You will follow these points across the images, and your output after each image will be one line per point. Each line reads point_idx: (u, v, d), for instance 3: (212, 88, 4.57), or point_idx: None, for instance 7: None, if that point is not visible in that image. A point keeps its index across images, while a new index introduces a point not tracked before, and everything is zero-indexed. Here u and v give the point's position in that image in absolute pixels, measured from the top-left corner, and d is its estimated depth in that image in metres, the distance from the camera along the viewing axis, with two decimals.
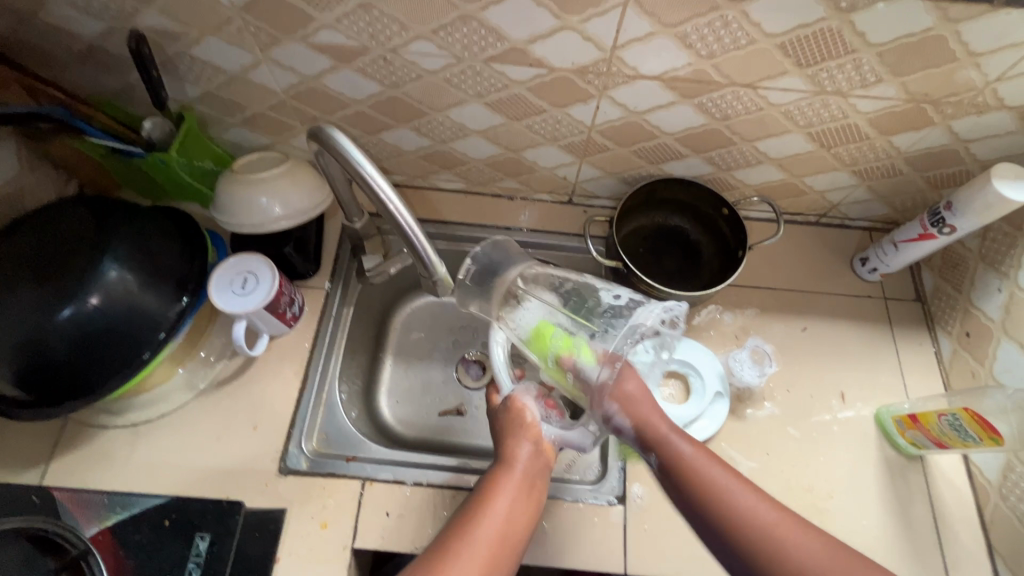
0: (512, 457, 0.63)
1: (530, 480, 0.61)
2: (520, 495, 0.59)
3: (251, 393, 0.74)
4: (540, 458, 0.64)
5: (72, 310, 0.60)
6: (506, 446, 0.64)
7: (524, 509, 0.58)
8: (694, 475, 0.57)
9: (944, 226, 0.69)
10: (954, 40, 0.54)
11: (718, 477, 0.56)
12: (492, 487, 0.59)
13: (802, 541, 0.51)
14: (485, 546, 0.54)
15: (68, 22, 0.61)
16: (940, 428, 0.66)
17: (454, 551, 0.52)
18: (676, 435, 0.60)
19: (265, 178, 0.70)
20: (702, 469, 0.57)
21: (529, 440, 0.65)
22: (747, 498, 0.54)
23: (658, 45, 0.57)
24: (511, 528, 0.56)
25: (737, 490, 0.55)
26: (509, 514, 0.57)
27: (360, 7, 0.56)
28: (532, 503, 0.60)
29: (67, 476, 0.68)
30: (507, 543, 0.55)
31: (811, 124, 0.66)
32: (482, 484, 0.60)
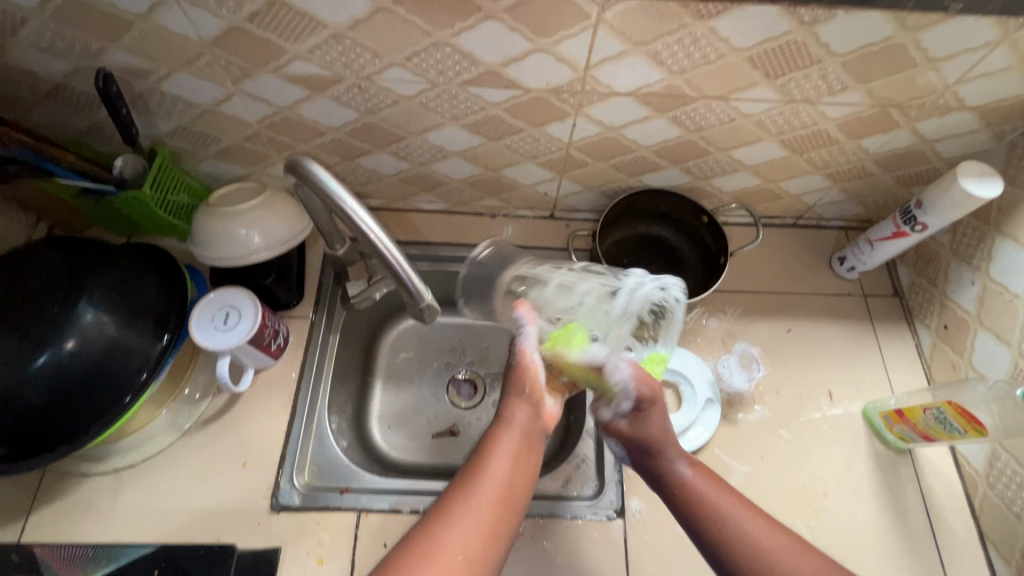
0: (510, 420, 0.60)
1: (527, 441, 0.59)
2: (519, 458, 0.57)
3: (239, 429, 0.73)
4: (537, 418, 0.62)
5: (47, 357, 0.58)
6: (504, 411, 0.61)
7: (522, 473, 0.56)
8: (696, 497, 0.57)
9: (916, 224, 0.71)
10: (914, 48, 0.56)
11: (720, 500, 0.56)
12: (489, 450, 0.57)
13: (792, 556, 0.51)
14: (484, 512, 0.52)
15: (32, 63, 0.60)
16: (926, 422, 0.67)
17: (454, 514, 0.51)
18: (680, 457, 0.60)
19: (242, 210, 0.69)
20: (704, 492, 0.58)
21: (529, 404, 0.61)
22: (747, 522, 0.54)
23: (630, 63, 0.58)
24: (511, 490, 0.55)
25: (737, 512, 0.55)
26: (509, 478, 0.55)
27: (332, 37, 0.56)
28: (530, 462, 0.58)
29: (49, 529, 0.65)
30: (507, 502, 0.54)
31: (782, 131, 0.67)
32: (477, 448, 0.58)
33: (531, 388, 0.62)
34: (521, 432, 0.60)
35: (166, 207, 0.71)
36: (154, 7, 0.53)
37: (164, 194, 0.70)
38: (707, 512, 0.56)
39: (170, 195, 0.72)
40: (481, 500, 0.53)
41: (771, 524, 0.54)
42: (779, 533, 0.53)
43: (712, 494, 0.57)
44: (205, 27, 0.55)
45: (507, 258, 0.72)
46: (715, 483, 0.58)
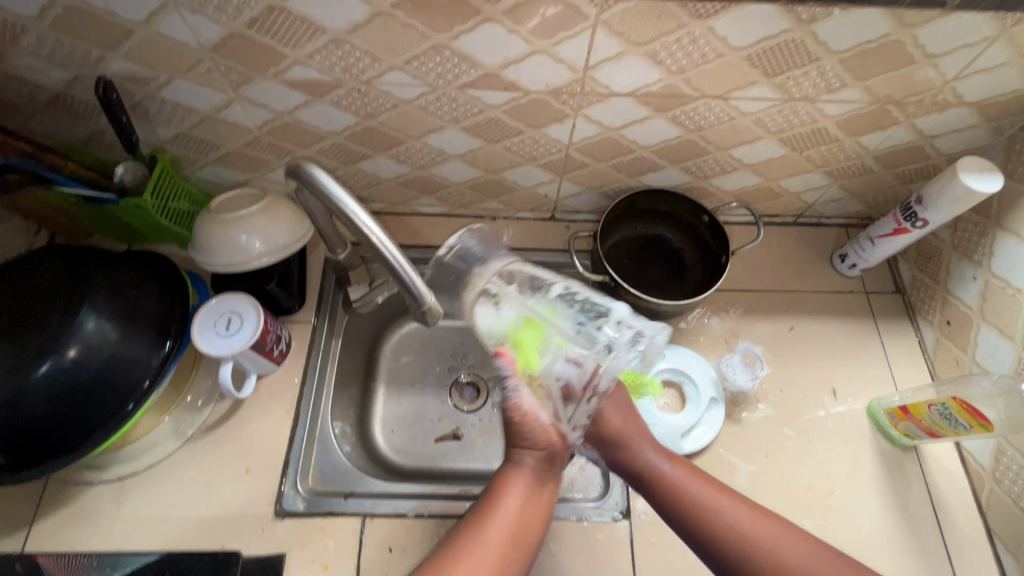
0: (519, 461, 0.59)
1: (538, 486, 0.58)
2: (529, 503, 0.56)
3: (241, 435, 0.72)
4: (550, 460, 0.60)
5: (49, 366, 0.58)
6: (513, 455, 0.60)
7: (533, 516, 0.55)
8: (680, 491, 0.57)
9: (917, 220, 0.71)
10: (911, 44, 0.56)
11: (715, 502, 0.56)
12: (497, 490, 0.57)
13: (778, 543, 0.53)
14: (490, 554, 0.52)
15: (32, 72, 0.60)
16: (931, 419, 0.67)
17: (462, 558, 0.51)
18: (660, 456, 0.60)
19: (243, 216, 0.69)
20: (688, 487, 0.57)
21: (538, 447, 0.60)
22: (745, 521, 0.54)
23: (629, 64, 0.58)
24: (518, 535, 0.54)
25: (721, 504, 0.55)
26: (516, 524, 0.54)
27: (331, 42, 0.56)
28: (540, 508, 0.57)
29: (52, 538, 0.65)
30: (514, 545, 0.53)
31: (782, 130, 0.67)
32: (489, 486, 0.58)
33: (536, 431, 0.59)
34: (532, 477, 0.58)
35: (166, 214, 0.71)
36: (154, 15, 0.54)
37: (165, 201, 0.71)
38: (694, 507, 0.56)
39: (171, 202, 0.72)
40: (489, 542, 0.52)
41: (759, 515, 0.55)
42: (770, 524, 0.54)
43: (700, 492, 0.57)
44: (205, 34, 0.56)
45: (479, 258, 0.66)
46: (698, 478, 0.58)
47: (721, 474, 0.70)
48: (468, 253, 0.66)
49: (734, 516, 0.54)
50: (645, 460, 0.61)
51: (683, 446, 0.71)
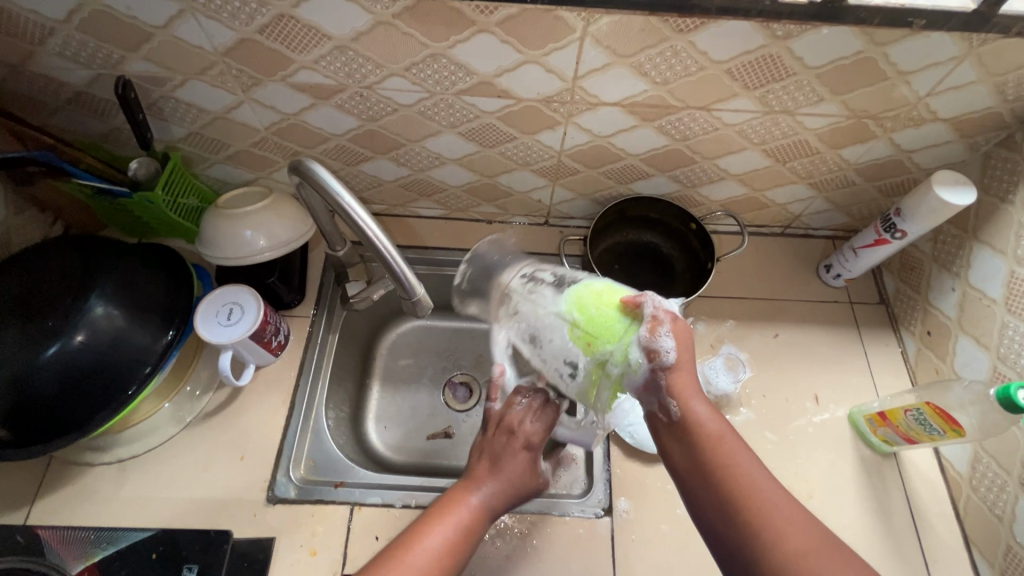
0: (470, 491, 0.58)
1: (474, 527, 0.56)
2: (461, 536, 0.55)
3: (238, 423, 0.75)
4: (494, 505, 0.58)
5: (57, 348, 0.61)
6: (458, 488, 0.59)
7: (462, 548, 0.54)
8: (716, 448, 0.48)
9: (897, 231, 0.73)
10: (883, 62, 0.59)
11: (747, 462, 0.47)
12: (429, 522, 0.55)
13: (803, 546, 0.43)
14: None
15: (57, 71, 0.64)
16: (907, 424, 0.69)
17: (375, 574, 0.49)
18: (703, 401, 0.50)
19: (249, 212, 0.73)
20: (727, 450, 0.48)
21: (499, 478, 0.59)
22: (781, 502, 0.45)
23: (616, 75, 0.61)
24: (436, 570, 0.51)
25: (771, 489, 0.45)
26: (441, 554, 0.52)
27: (336, 48, 0.60)
28: (467, 549, 0.55)
29: (53, 515, 0.67)
30: None
31: (764, 142, 0.70)
32: (429, 511, 0.57)
33: (507, 461, 0.60)
34: (470, 520, 0.56)
35: (176, 209, 0.75)
36: (172, 20, 0.58)
37: (175, 196, 0.74)
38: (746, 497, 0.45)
39: (181, 198, 0.76)
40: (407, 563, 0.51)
41: (802, 514, 0.44)
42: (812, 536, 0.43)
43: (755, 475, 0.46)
44: (218, 38, 0.59)
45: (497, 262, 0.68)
46: (751, 454, 0.47)
47: None
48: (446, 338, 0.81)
49: (782, 511, 0.44)
50: (681, 387, 0.50)
51: None
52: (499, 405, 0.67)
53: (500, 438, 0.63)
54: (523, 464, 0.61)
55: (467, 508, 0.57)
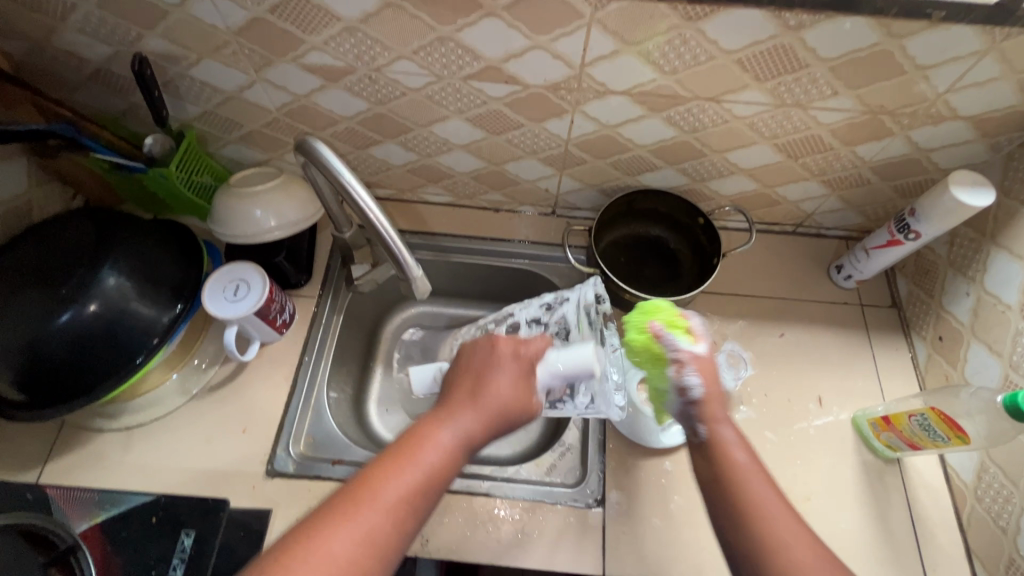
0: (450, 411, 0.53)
1: (445, 466, 0.50)
2: (445, 457, 0.50)
3: (241, 397, 0.77)
4: (473, 437, 0.52)
5: (70, 315, 0.63)
6: (425, 423, 0.52)
7: (444, 470, 0.49)
8: (732, 466, 0.50)
9: (910, 232, 0.71)
10: (901, 55, 0.57)
11: (763, 491, 0.48)
12: (404, 445, 0.50)
13: (812, 572, 0.44)
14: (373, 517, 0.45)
15: (78, 47, 0.66)
16: (911, 429, 0.67)
17: (342, 514, 0.44)
18: (727, 423, 0.52)
19: (259, 191, 0.74)
20: (747, 479, 0.49)
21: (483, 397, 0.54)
22: (788, 529, 0.46)
23: (624, 63, 0.60)
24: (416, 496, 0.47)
25: (781, 516, 0.47)
26: (419, 478, 0.48)
27: (346, 29, 0.60)
28: (451, 467, 0.50)
29: (62, 476, 0.70)
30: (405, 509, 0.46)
31: (776, 136, 0.69)
32: (401, 437, 0.51)
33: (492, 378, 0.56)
34: (439, 458, 0.50)
35: (191, 187, 0.77)
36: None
37: (190, 174, 0.76)
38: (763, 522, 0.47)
39: (195, 176, 0.77)
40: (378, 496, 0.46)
41: (812, 541, 0.46)
42: (828, 565, 0.45)
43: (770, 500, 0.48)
44: (231, 18, 0.60)
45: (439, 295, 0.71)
46: (765, 478, 0.49)
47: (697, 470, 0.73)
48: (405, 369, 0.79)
49: (796, 547, 0.45)
50: (710, 413, 0.52)
51: (662, 440, 0.74)
52: (483, 338, 0.61)
53: (483, 354, 0.58)
54: (514, 379, 0.56)
55: (436, 445, 0.50)
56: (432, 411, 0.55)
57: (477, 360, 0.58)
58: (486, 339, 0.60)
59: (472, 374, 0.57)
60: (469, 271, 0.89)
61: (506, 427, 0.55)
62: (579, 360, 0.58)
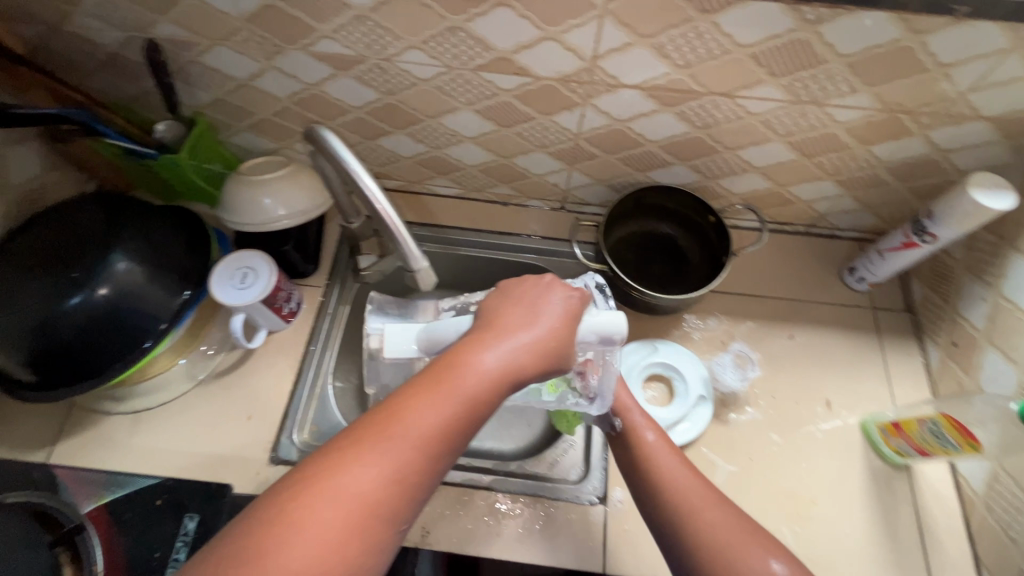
0: (502, 335, 0.48)
1: (485, 396, 0.45)
2: (493, 386, 0.46)
3: (247, 385, 0.77)
4: (520, 366, 0.47)
5: (80, 298, 0.64)
6: (465, 347, 0.48)
7: (490, 400, 0.46)
8: (642, 443, 0.62)
9: (926, 235, 0.69)
10: (922, 51, 0.56)
11: (672, 467, 0.59)
12: (450, 365, 0.46)
13: (718, 526, 0.53)
14: (412, 440, 0.42)
15: (91, 32, 0.66)
16: (921, 436, 0.66)
17: (379, 436, 0.42)
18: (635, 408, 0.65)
19: (268, 180, 0.74)
20: (658, 456, 0.61)
21: (540, 328, 0.49)
22: (698, 495, 0.56)
23: (636, 56, 0.59)
24: (458, 424, 0.44)
25: (688, 485, 0.57)
26: (462, 405, 0.44)
27: (356, 18, 0.60)
28: (499, 397, 0.47)
29: (71, 457, 0.71)
30: (444, 437, 0.44)
31: (791, 133, 0.68)
32: (446, 355, 0.47)
33: (549, 310, 0.51)
34: (478, 386, 0.45)
35: (201, 173, 0.77)
36: None
37: (200, 161, 0.76)
38: (679, 500, 0.56)
39: (206, 163, 0.78)
40: (418, 420, 0.43)
41: (715, 499, 0.55)
42: (729, 516, 0.54)
43: (683, 482, 0.57)
44: (242, 4, 0.60)
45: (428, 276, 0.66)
46: (671, 453, 0.61)
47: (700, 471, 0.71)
48: (374, 339, 0.69)
49: (706, 510, 0.54)
50: (621, 405, 0.65)
51: None
52: (547, 276, 0.55)
53: (540, 289, 0.53)
54: (567, 317, 0.51)
55: (476, 371, 0.46)
56: (475, 333, 0.50)
57: (532, 291, 0.53)
58: (548, 278, 0.55)
59: (524, 301, 0.52)
60: (476, 265, 0.89)
61: (555, 361, 0.50)
62: (602, 323, 0.55)
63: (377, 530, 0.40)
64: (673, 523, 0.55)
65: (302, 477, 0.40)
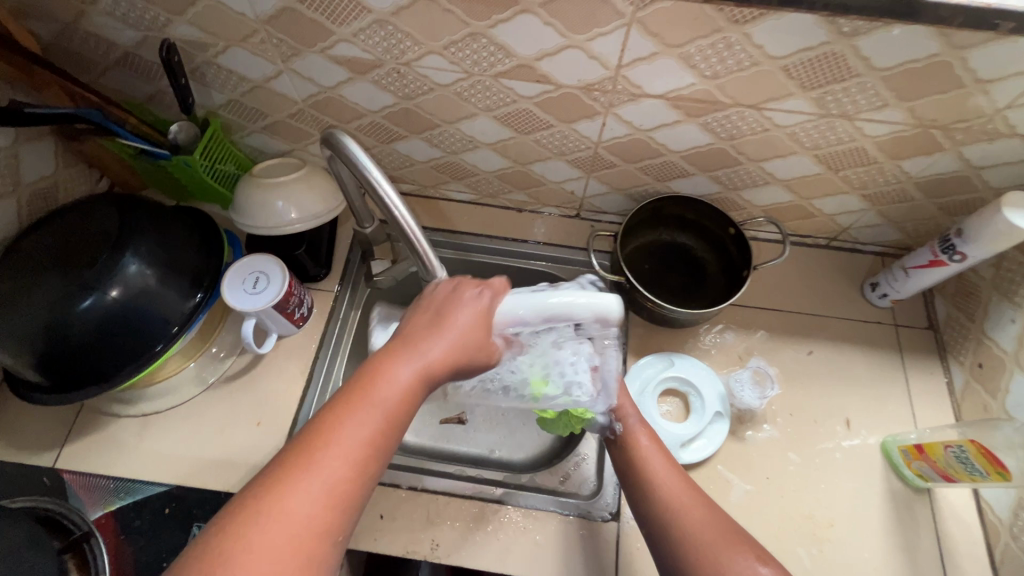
0: (416, 348, 0.48)
1: (405, 404, 0.46)
2: (407, 397, 0.46)
3: (257, 390, 0.76)
4: (433, 371, 0.48)
5: (92, 301, 0.63)
6: (379, 362, 0.47)
7: (406, 410, 0.46)
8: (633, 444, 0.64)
9: (955, 253, 0.67)
10: (960, 67, 0.54)
11: (661, 467, 0.61)
12: (362, 383, 0.46)
13: (699, 522, 0.54)
14: (339, 464, 0.42)
15: (107, 31, 0.65)
16: (946, 461, 0.64)
17: (305, 466, 0.41)
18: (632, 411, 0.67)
19: (281, 183, 0.73)
20: (647, 457, 0.62)
21: (448, 334, 0.50)
22: (684, 496, 0.57)
23: (662, 65, 0.58)
24: (382, 439, 0.44)
25: (675, 485, 0.59)
26: (384, 420, 0.44)
27: (376, 22, 0.58)
28: (415, 407, 0.47)
29: (78, 460, 0.70)
30: (371, 454, 0.43)
31: (818, 147, 0.66)
32: (356, 376, 0.47)
33: (457, 315, 0.51)
34: (397, 398, 0.45)
35: (214, 174, 0.76)
36: None
37: (213, 162, 0.75)
38: (671, 503, 0.57)
39: (219, 164, 0.77)
40: (344, 443, 0.42)
41: (697, 500, 0.57)
42: (710, 514, 0.55)
43: (670, 483, 0.59)
44: (260, 6, 0.59)
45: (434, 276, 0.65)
46: (660, 453, 0.62)
47: (716, 489, 0.69)
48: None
49: (690, 508, 0.56)
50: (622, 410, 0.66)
51: (682, 456, 0.70)
52: (451, 281, 0.55)
53: (446, 295, 0.53)
54: (477, 318, 0.52)
55: (394, 383, 0.46)
56: (385, 348, 0.49)
57: (438, 297, 0.53)
58: (451, 283, 0.54)
59: (434, 308, 0.52)
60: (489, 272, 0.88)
61: (471, 361, 0.51)
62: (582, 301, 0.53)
63: (315, 553, 0.39)
64: (657, 520, 0.57)
65: (228, 527, 0.38)
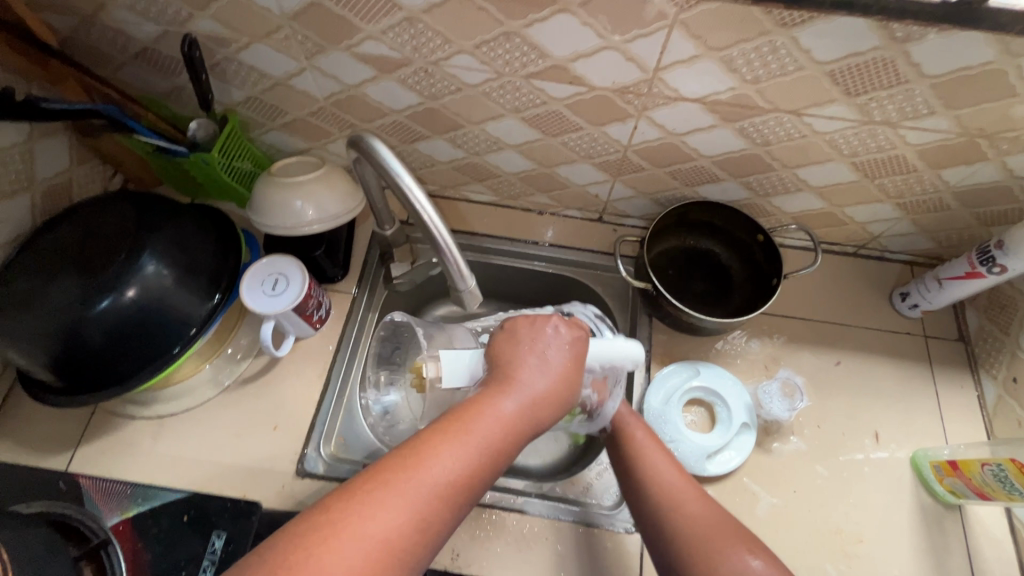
0: (517, 386, 0.48)
1: (504, 445, 0.45)
2: (504, 439, 0.45)
3: (273, 393, 0.75)
4: (530, 416, 0.47)
5: (109, 301, 0.61)
6: (481, 396, 0.47)
7: (503, 452, 0.45)
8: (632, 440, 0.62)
9: (994, 265, 0.66)
10: (1014, 75, 0.52)
11: (663, 466, 0.59)
12: (465, 415, 0.45)
13: (700, 524, 0.53)
14: (431, 490, 0.40)
15: (126, 25, 0.63)
16: (982, 478, 0.63)
17: (396, 483, 0.40)
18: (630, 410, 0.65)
19: (300, 182, 0.71)
20: (648, 455, 0.60)
21: (549, 378, 0.49)
22: (687, 497, 0.56)
23: (701, 69, 0.56)
24: (475, 475, 0.43)
25: (678, 485, 0.57)
26: (480, 455, 0.43)
27: (406, 19, 0.57)
28: (511, 448, 0.46)
29: (93, 463, 0.69)
30: (462, 489, 0.42)
31: (856, 154, 0.64)
32: (457, 406, 0.46)
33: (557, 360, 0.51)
34: (494, 434, 0.44)
35: (231, 173, 0.74)
36: None
37: (230, 159, 0.73)
38: (666, 499, 0.56)
39: (237, 162, 0.75)
40: (440, 470, 0.41)
41: (700, 499, 0.56)
42: (714, 514, 0.54)
43: (670, 481, 0.57)
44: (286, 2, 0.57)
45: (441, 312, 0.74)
46: (662, 453, 0.60)
47: (742, 502, 0.68)
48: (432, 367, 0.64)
49: (691, 508, 0.55)
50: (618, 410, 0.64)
51: (708, 468, 0.69)
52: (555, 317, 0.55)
53: (547, 335, 0.53)
54: (572, 367, 0.51)
55: (495, 420, 0.45)
56: (487, 385, 0.49)
57: (539, 337, 0.52)
58: (554, 319, 0.54)
59: (533, 345, 0.52)
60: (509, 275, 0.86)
61: (559, 408, 0.50)
62: (619, 354, 0.60)
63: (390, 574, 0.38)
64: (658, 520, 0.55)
65: (312, 530, 0.38)
